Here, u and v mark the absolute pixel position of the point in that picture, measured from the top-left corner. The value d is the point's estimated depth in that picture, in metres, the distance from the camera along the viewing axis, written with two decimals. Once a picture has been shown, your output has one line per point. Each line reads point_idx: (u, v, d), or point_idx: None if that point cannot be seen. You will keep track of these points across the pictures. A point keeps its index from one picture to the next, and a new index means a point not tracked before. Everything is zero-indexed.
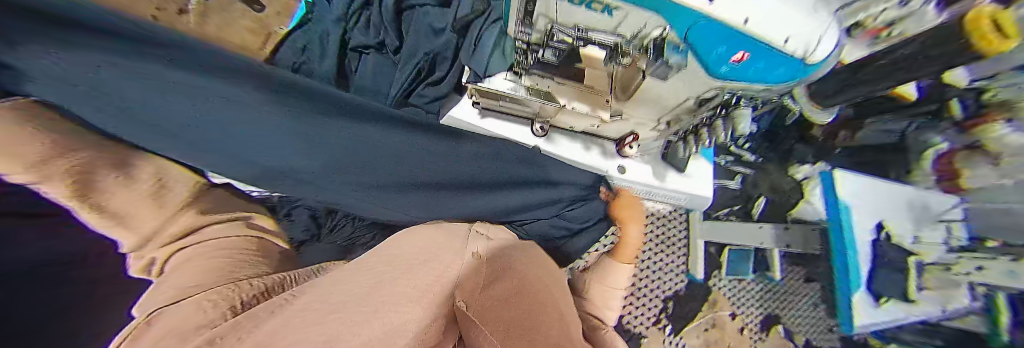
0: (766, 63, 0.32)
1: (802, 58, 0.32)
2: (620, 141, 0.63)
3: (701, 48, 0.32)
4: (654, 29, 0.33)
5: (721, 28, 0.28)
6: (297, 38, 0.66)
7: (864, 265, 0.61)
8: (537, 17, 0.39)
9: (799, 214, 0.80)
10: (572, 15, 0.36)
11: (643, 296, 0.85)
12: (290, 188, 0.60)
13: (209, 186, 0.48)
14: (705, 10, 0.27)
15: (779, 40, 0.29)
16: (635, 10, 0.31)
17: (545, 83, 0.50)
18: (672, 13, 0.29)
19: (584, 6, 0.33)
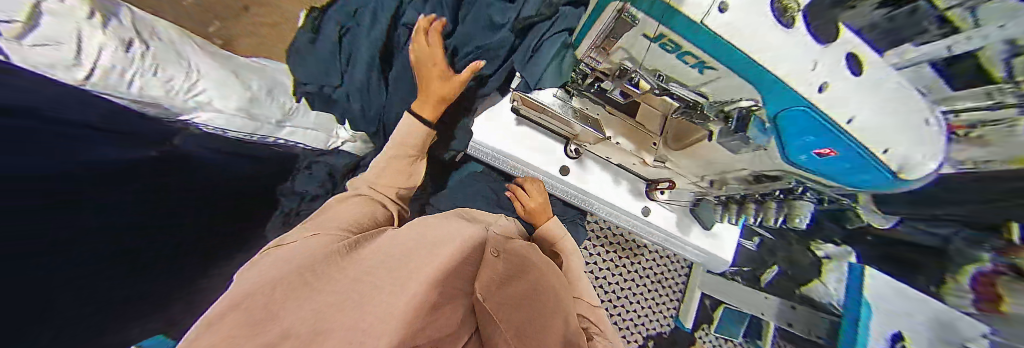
0: (854, 164, 0.32)
1: (895, 172, 0.31)
2: (652, 183, 0.61)
3: (788, 131, 0.32)
4: (744, 99, 0.34)
5: (820, 119, 0.29)
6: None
7: None
8: (616, 50, 0.37)
9: (808, 291, 0.77)
10: (661, 61, 0.35)
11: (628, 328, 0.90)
12: (318, 142, 0.63)
13: (231, 126, 0.47)
14: (810, 96, 0.28)
15: (872, 142, 0.29)
16: (733, 79, 0.31)
17: (596, 110, 0.52)
18: (769, 90, 0.30)
19: (675, 54, 0.32)
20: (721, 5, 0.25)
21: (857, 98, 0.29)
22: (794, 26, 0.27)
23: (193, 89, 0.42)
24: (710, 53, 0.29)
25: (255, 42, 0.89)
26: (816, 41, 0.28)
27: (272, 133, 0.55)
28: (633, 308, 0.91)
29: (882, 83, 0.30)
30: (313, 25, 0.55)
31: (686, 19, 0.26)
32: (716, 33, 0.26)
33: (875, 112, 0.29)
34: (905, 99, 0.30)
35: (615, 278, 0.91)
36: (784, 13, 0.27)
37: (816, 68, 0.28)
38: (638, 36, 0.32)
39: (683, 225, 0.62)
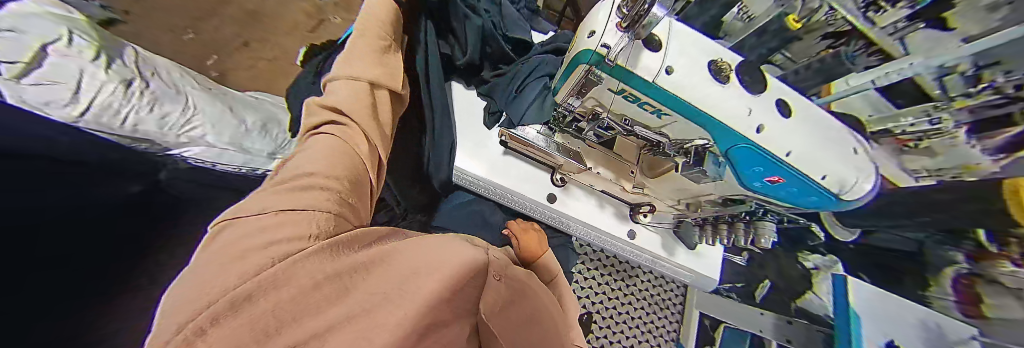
0: (804, 193, 0.33)
1: (837, 194, 0.32)
2: (635, 206, 0.62)
3: (739, 165, 0.34)
4: (698, 139, 0.36)
5: (762, 152, 0.32)
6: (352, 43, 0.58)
7: None
8: (587, 98, 0.38)
9: (803, 305, 0.78)
10: (623, 109, 0.37)
11: None
12: None
13: (222, 159, 0.46)
14: (749, 135, 0.31)
15: (814, 172, 0.31)
16: (685, 123, 0.34)
17: (575, 145, 0.55)
18: (714, 130, 0.33)
19: (636, 104, 0.35)
20: (667, 68, 0.30)
21: (791, 136, 0.31)
22: (727, 81, 0.31)
23: (187, 125, 0.42)
24: (659, 101, 0.32)
25: (250, 74, 0.92)
26: (747, 90, 0.32)
27: (264, 165, 0.53)
28: (632, 332, 0.89)
29: (816, 121, 0.33)
30: (316, 70, 0.57)
31: (639, 78, 0.30)
32: (666, 88, 0.31)
33: (813, 144, 0.31)
34: (840, 135, 0.33)
35: (610, 301, 0.89)
36: (719, 71, 0.32)
37: (751, 113, 0.31)
38: (604, 91, 0.35)
39: (669, 246, 0.64)
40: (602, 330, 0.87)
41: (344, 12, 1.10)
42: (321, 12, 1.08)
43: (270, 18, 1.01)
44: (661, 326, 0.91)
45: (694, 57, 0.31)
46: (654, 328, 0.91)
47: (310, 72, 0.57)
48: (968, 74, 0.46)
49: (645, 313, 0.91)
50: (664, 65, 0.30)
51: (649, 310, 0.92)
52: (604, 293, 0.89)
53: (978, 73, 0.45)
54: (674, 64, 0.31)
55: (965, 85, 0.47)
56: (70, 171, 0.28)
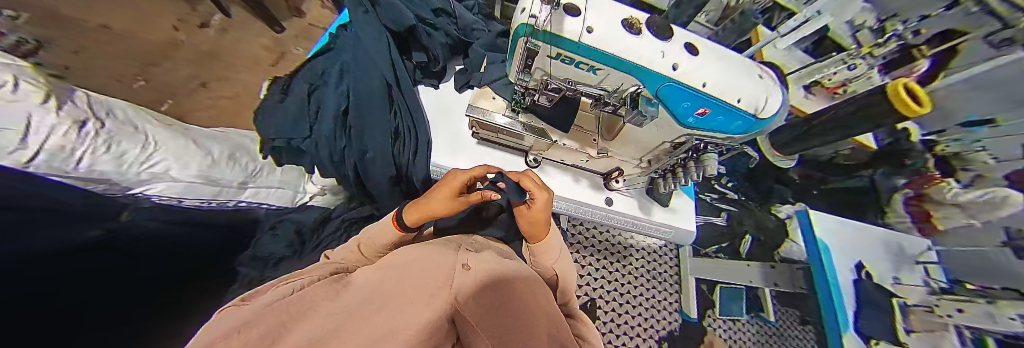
0: (732, 121, 0.38)
1: (755, 114, 0.36)
2: (607, 174, 0.66)
3: (669, 104, 0.38)
4: (630, 87, 0.39)
5: (684, 87, 0.35)
6: (317, 63, 0.61)
7: (850, 300, 0.58)
8: (534, 71, 0.42)
9: (785, 254, 0.84)
10: (564, 72, 0.41)
11: (637, 335, 0.89)
12: (284, 199, 0.61)
13: (189, 193, 0.46)
14: (667, 74, 0.35)
15: (731, 97, 0.35)
16: (619, 75, 0.38)
17: (539, 122, 0.55)
18: (644, 77, 0.36)
19: (573, 66, 0.39)
20: (588, 28, 0.34)
21: (705, 70, 0.35)
22: (639, 32, 0.35)
23: (149, 161, 0.40)
24: (589, 58, 0.36)
25: (212, 113, 0.88)
26: (658, 37, 0.36)
27: (234, 196, 0.53)
28: (637, 310, 0.92)
29: (722, 56, 0.37)
30: (283, 88, 0.57)
31: (566, 38, 0.34)
32: (589, 45, 0.34)
33: (721, 78, 0.35)
34: (745, 67, 0.38)
35: (611, 284, 0.92)
36: (631, 26, 0.36)
37: (665, 55, 0.35)
38: (543, 58, 0.39)
39: (645, 207, 0.67)
40: (608, 314, 0.89)
41: (304, 40, 1.14)
42: (282, 44, 1.11)
43: (225, 59, 0.99)
44: (664, 296, 0.96)
45: (610, 16, 0.35)
46: (659, 302, 0.94)
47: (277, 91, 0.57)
48: (877, 28, 0.80)
49: (650, 290, 0.95)
50: (585, 26, 0.34)
51: (654, 285, 0.95)
52: (603, 276, 0.93)
53: (884, 25, 0.80)
54: (594, 24, 0.34)
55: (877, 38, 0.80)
56: (42, 218, 0.29)
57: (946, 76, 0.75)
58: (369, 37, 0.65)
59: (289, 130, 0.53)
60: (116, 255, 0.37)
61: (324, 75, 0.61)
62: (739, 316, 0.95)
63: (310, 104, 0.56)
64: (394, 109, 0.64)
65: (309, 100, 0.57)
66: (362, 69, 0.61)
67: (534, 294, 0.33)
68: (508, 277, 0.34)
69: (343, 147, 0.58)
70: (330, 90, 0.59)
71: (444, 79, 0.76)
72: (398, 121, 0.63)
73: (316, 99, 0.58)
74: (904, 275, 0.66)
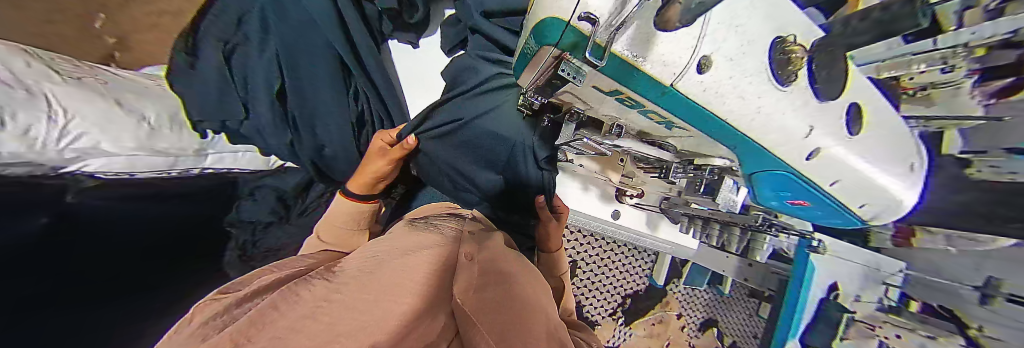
0: (831, 215, 0.34)
1: (860, 216, 0.33)
2: (620, 190, 0.71)
3: (766, 187, 0.31)
4: (717, 158, 0.33)
5: (797, 179, 0.28)
6: (225, 2, 0.48)
7: (807, 315, 0.63)
8: (562, 93, 0.31)
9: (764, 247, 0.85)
10: (618, 111, 0.30)
11: (606, 292, 1.04)
12: (256, 163, 0.59)
13: (139, 167, 0.42)
14: (794, 163, 0.27)
15: (852, 202, 0.31)
16: (704, 140, 0.29)
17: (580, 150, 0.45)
18: (754, 155, 0.27)
19: (639, 110, 0.28)
20: (700, 61, 0.20)
21: (848, 164, 0.27)
22: (792, 83, 0.23)
23: (68, 135, 0.33)
24: (671, 111, 0.25)
25: (161, 37, 0.72)
26: (818, 97, 0.24)
27: (195, 164, 0.50)
28: (611, 274, 1.05)
29: (881, 135, 0.28)
30: (183, 44, 0.47)
31: (644, 75, 0.21)
32: (691, 97, 0.22)
33: (868, 171, 0.28)
34: (903, 151, 0.29)
35: (593, 251, 1.02)
36: (786, 63, 0.23)
37: (811, 133, 0.25)
38: (590, 87, 0.27)
39: (653, 219, 0.75)
40: (585, 274, 1.02)
41: None
42: None
43: None
44: (634, 265, 1.08)
45: (756, 40, 0.21)
46: (630, 270, 1.07)
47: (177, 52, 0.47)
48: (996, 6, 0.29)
49: (624, 260, 1.06)
50: (696, 54, 0.20)
51: (629, 256, 1.07)
52: (588, 244, 1.01)
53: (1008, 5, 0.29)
54: (713, 52, 0.20)
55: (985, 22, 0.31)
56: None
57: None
58: None
59: (218, 113, 0.49)
60: (70, 231, 0.33)
61: (238, 28, 0.50)
62: (699, 285, 1.07)
63: (235, 77, 0.51)
64: (356, 88, 0.61)
65: (227, 69, 0.49)
66: (296, 35, 0.52)
67: (546, 306, 0.35)
68: (510, 277, 0.35)
69: (290, 138, 0.56)
70: (255, 54, 0.51)
71: (428, 33, 0.76)
72: (363, 103, 0.62)
73: (237, 67, 0.51)
74: (867, 295, 0.69)
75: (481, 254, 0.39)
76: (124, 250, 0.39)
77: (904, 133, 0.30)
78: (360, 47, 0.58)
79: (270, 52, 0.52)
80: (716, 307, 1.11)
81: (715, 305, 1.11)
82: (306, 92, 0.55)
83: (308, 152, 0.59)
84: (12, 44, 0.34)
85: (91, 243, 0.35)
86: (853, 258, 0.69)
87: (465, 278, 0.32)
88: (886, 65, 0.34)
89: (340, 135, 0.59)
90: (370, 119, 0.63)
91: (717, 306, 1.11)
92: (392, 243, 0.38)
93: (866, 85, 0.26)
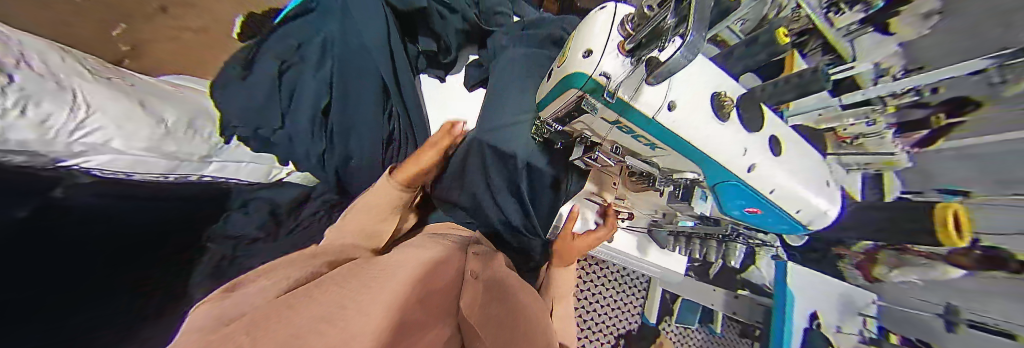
0: (775, 221, 0.39)
1: (805, 225, 0.38)
2: (614, 212, 0.75)
3: (726, 197, 0.38)
4: (687, 173, 0.37)
5: (747, 189, 0.34)
6: (295, 33, 0.60)
7: (797, 346, 0.64)
8: (578, 122, 0.37)
9: (747, 277, 0.89)
10: (619, 138, 0.37)
11: (599, 330, 0.99)
12: (257, 174, 0.60)
13: (138, 168, 0.41)
14: (739, 174, 0.33)
15: (791, 209, 0.36)
16: (678, 157, 0.35)
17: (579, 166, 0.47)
18: (710, 167, 0.33)
19: (630, 136, 0.34)
20: (671, 103, 0.29)
21: (777, 175, 0.33)
22: (727, 119, 0.31)
23: (83, 128, 0.34)
24: (656, 137, 0.32)
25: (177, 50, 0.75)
26: (745, 127, 0.32)
27: (196, 170, 0.49)
28: (604, 309, 1.01)
29: (802, 160, 0.35)
30: (249, 60, 0.55)
31: (639, 112, 0.29)
32: (663, 124, 0.29)
33: (801, 185, 0.34)
34: (821, 171, 0.37)
35: (585, 283, 1.00)
36: (721, 108, 0.31)
37: (747, 153, 0.32)
38: (597, 119, 0.34)
39: (642, 243, 0.79)
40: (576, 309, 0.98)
41: None
42: None
43: None
44: (626, 300, 1.06)
45: (694, 91, 0.30)
46: (622, 306, 1.05)
47: (239, 64, 0.55)
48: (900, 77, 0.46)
49: (616, 294, 1.05)
50: (667, 100, 0.29)
51: (620, 290, 1.06)
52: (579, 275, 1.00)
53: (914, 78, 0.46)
54: (678, 99, 0.29)
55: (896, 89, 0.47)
56: (5, 176, 0.26)
57: (942, 143, 0.52)
58: (370, 23, 0.66)
59: (257, 119, 0.55)
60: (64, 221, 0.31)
61: (300, 51, 0.61)
62: (691, 324, 1.05)
63: (287, 91, 0.60)
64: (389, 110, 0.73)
65: (281, 83, 0.58)
66: (348, 65, 0.65)
67: (543, 316, 0.35)
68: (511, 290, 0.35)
69: (324, 147, 0.64)
70: (310, 74, 0.61)
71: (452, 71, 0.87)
72: (392, 124, 0.75)
73: (290, 82, 0.59)
74: (847, 327, 0.71)
75: (487, 273, 0.38)
76: (110, 245, 0.36)
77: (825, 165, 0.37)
78: (401, 75, 0.72)
79: (323, 75, 0.62)
80: None
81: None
82: (347, 110, 0.65)
83: (338, 159, 0.67)
84: (47, 41, 0.36)
85: (76, 236, 0.33)
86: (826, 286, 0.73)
87: (467, 291, 0.31)
88: (823, 117, 0.51)
89: (370, 147, 0.70)
90: (399, 137, 0.76)
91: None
92: (395, 253, 0.38)
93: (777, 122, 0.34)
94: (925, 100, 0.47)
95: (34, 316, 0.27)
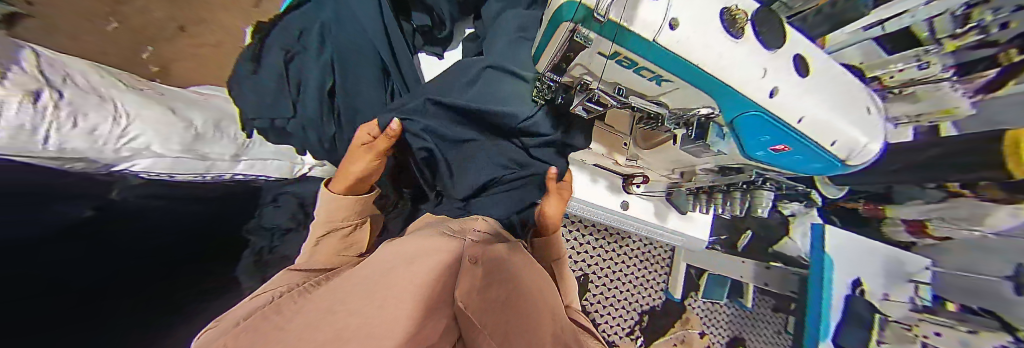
0: (810, 161, 0.35)
1: (843, 160, 0.34)
2: (627, 178, 0.71)
3: (745, 136, 0.32)
4: (700, 108, 0.34)
5: (775, 121, 0.30)
6: (294, 21, 0.57)
7: (836, 313, 0.60)
8: (572, 67, 0.33)
9: (780, 248, 0.85)
10: (617, 76, 0.32)
11: (621, 306, 0.99)
12: (281, 171, 0.62)
13: (179, 169, 0.45)
14: (760, 100, 0.29)
15: (825, 141, 0.32)
16: (690, 90, 0.30)
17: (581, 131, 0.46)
18: (723, 96, 0.29)
19: (632, 70, 0.30)
20: (671, 21, 0.24)
21: (805, 101, 0.30)
22: (741, 36, 0.27)
23: (126, 135, 0.37)
24: (659, 66, 0.27)
25: (200, 66, 0.80)
26: (764, 46, 0.28)
27: (227, 169, 0.53)
28: (625, 286, 1.01)
29: (827, 81, 0.32)
30: (254, 57, 0.54)
31: (633, 35, 0.24)
32: (668, 48, 0.25)
33: (826, 110, 0.31)
34: (854, 95, 0.34)
35: (605, 261, 1.00)
36: (734, 22, 0.27)
37: (766, 74, 0.28)
38: (593, 55, 0.29)
39: (661, 213, 0.75)
40: (597, 287, 0.98)
41: None
42: None
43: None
44: (649, 277, 1.04)
45: (702, 8, 0.25)
46: (645, 283, 1.03)
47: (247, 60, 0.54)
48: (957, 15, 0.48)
49: (638, 272, 1.03)
50: (666, 17, 0.24)
51: (643, 267, 1.04)
52: (599, 255, 0.99)
53: (968, 11, 0.48)
54: (680, 15, 0.24)
55: (953, 28, 0.50)
56: (68, 186, 0.31)
57: (1013, 85, 0.56)
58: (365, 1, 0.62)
59: (269, 109, 0.53)
60: (126, 223, 0.36)
61: (302, 39, 0.57)
62: (719, 299, 1.02)
63: (291, 79, 0.56)
64: (391, 88, 0.67)
65: (286, 72, 0.55)
66: (347, 44, 0.60)
67: (551, 324, 0.33)
68: (521, 287, 0.36)
69: (332, 133, 0.59)
70: (313, 58, 0.57)
71: (450, 47, 0.82)
72: (394, 102, 0.67)
73: (295, 69, 0.56)
74: (895, 293, 0.66)
75: (488, 255, 0.38)
76: (171, 241, 0.41)
77: (852, 81, 0.34)
78: (399, 52, 0.67)
79: (326, 58, 0.57)
80: (740, 324, 1.04)
81: (738, 322, 1.04)
82: (352, 92, 0.60)
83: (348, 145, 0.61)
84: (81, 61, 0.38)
85: (139, 233, 0.37)
86: (870, 248, 0.67)
87: (475, 276, 0.31)
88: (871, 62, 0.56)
89: None
90: None
91: (740, 321, 1.05)
92: (403, 242, 0.39)
93: (806, 43, 0.31)
94: (986, 38, 0.50)
95: (108, 300, 0.31)
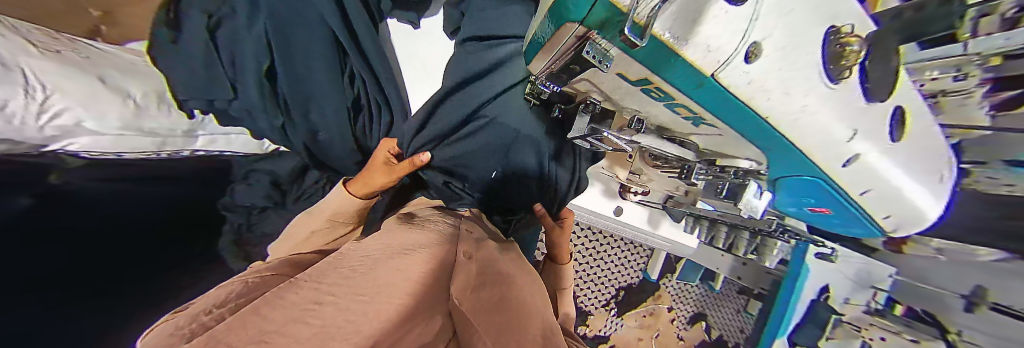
0: (850, 222, 0.34)
1: (884, 223, 0.33)
2: (625, 186, 0.71)
3: (791, 193, 0.31)
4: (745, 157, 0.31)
5: (830, 187, 0.27)
6: None
7: (797, 315, 0.65)
8: (579, 80, 0.27)
9: None
10: (644, 102, 0.27)
11: (601, 283, 1.06)
12: (250, 147, 0.59)
13: (122, 147, 0.41)
14: (831, 168, 0.24)
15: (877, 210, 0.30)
16: (736, 138, 0.26)
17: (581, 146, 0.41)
18: (784, 153, 0.24)
19: (663, 102, 0.24)
20: (750, 49, 0.16)
21: (879, 171, 0.26)
22: (841, 80, 0.19)
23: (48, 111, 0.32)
24: (706, 108, 0.21)
25: None
26: (865, 96, 0.21)
27: (185, 145, 0.50)
28: (607, 267, 1.06)
29: (914, 144, 0.27)
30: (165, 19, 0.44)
31: (683, 63, 0.16)
32: (733, 91, 0.17)
33: (897, 179, 0.27)
34: (930, 158, 0.29)
35: (590, 244, 1.03)
36: (837, 56, 0.18)
37: (854, 137, 0.22)
38: (612, 74, 0.23)
39: (654, 218, 0.76)
40: (580, 266, 1.03)
41: None
42: None
43: None
44: (630, 259, 1.10)
45: (807, 32, 0.16)
46: (625, 264, 1.09)
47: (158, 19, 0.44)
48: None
49: (620, 254, 1.08)
50: (745, 41, 0.15)
51: (625, 250, 1.09)
52: (585, 238, 1.02)
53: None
54: (764, 38, 0.15)
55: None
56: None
57: None
58: None
59: (203, 91, 0.46)
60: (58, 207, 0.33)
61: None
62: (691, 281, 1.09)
63: (220, 52, 0.47)
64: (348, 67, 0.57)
65: (214, 44, 0.46)
66: (290, 12, 0.49)
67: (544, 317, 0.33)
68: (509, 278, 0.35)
69: (282, 122, 0.53)
70: (243, 28, 0.47)
71: (429, 13, 0.70)
72: (358, 87, 0.58)
73: (224, 41, 0.47)
74: (856, 297, 0.70)
75: (480, 253, 0.37)
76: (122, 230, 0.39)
77: (935, 134, 0.29)
78: (356, 24, 0.55)
79: (258, 29, 0.48)
80: (707, 302, 1.13)
81: (705, 301, 1.13)
82: (303, 74, 0.52)
83: (300, 133, 0.55)
84: None
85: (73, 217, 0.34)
86: (848, 259, 0.69)
87: (465, 268, 0.31)
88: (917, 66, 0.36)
89: (332, 119, 0.56)
90: (370, 103, 0.60)
91: (708, 300, 1.14)
92: (382, 236, 0.37)
93: (912, 92, 0.25)
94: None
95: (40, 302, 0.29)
